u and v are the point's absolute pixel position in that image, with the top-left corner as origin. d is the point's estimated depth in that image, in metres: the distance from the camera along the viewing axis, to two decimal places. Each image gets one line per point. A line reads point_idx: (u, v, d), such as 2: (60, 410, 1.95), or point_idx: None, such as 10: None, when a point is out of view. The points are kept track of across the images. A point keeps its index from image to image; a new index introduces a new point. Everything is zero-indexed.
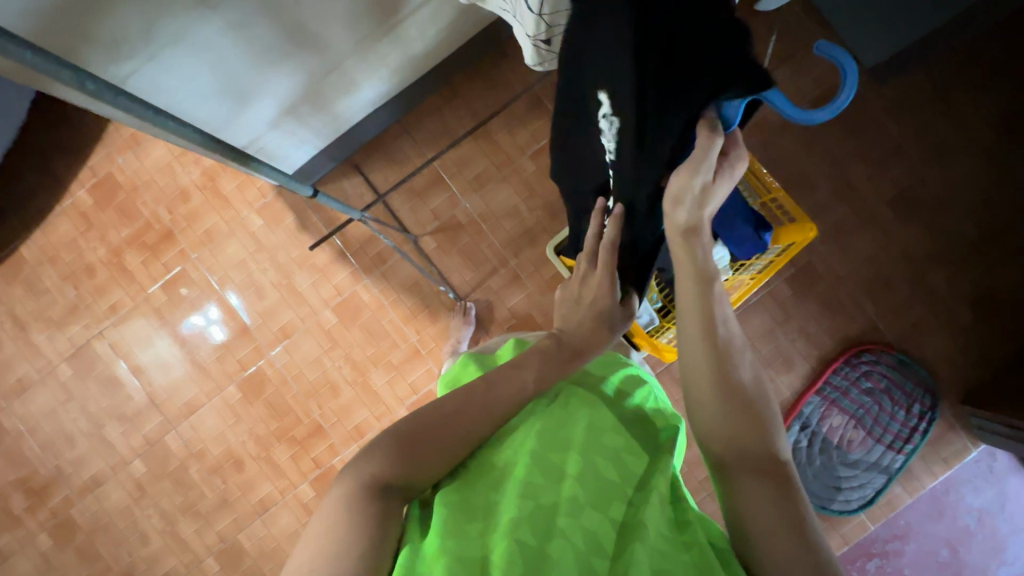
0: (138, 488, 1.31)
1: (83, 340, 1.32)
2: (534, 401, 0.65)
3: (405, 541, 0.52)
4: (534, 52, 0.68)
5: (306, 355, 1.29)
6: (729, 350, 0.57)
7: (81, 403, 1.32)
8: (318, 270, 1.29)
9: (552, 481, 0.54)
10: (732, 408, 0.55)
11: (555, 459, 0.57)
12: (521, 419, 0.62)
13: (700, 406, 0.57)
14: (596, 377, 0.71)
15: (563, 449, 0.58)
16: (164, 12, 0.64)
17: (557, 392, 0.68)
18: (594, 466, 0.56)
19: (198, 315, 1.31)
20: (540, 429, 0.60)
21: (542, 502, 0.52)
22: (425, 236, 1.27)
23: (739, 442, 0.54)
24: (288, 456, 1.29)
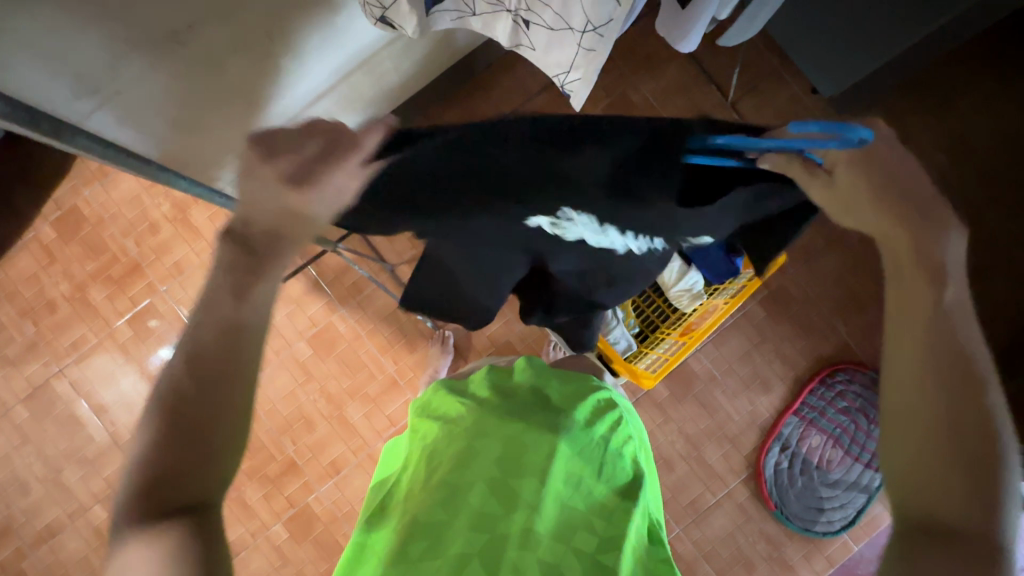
0: (97, 536, 1.23)
1: (42, 379, 1.26)
2: (499, 426, 0.66)
3: (353, 547, 0.61)
4: (511, 29, 0.65)
5: (279, 389, 1.25)
6: (968, 378, 0.46)
7: (37, 446, 1.25)
8: (292, 301, 1.26)
9: (512, 513, 0.57)
10: (950, 448, 0.46)
11: (514, 489, 0.59)
12: (485, 442, 0.64)
13: (904, 430, 0.48)
14: (568, 403, 0.71)
15: (522, 477, 0.60)
16: (133, 52, 0.64)
17: (523, 411, 0.68)
18: (554, 498, 0.59)
19: (166, 349, 1.26)
20: (502, 458, 0.61)
21: (496, 534, 0.55)
22: (402, 264, 1.26)
23: (938, 494, 0.46)
24: (260, 496, 1.24)
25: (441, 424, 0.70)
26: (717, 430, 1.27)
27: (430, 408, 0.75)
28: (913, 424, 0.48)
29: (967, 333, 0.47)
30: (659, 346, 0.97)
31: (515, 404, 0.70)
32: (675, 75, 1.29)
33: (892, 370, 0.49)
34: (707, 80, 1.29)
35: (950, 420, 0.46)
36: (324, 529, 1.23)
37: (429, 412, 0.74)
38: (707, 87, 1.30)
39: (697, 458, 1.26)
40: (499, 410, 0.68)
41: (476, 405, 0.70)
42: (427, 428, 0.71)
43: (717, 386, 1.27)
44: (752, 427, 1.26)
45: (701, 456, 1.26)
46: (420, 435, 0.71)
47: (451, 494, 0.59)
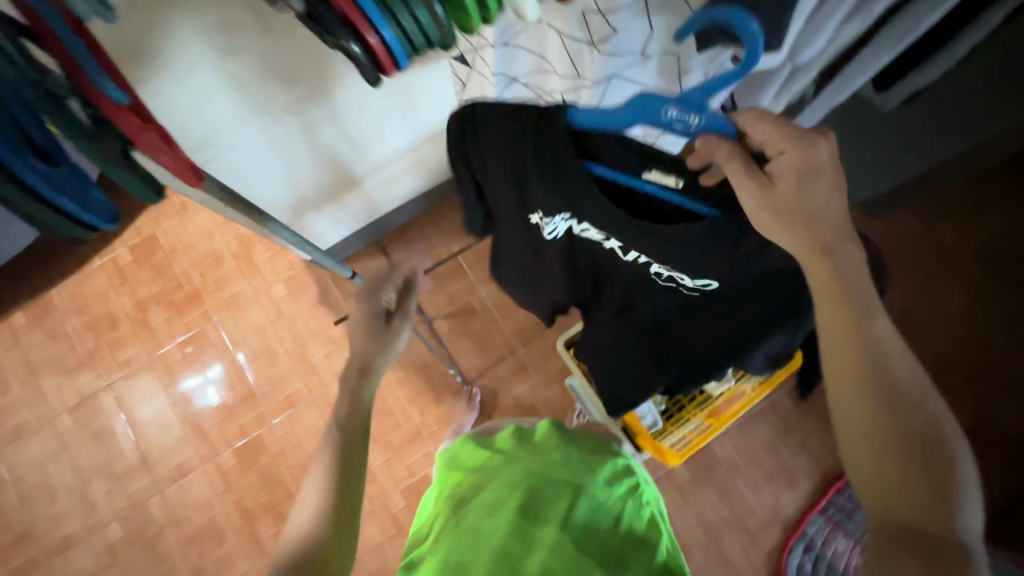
0: (109, 555, 1.25)
1: (90, 390, 1.33)
2: (522, 475, 0.68)
3: None
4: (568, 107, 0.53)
5: (307, 427, 1.29)
6: (886, 364, 0.45)
7: (72, 455, 1.30)
8: (333, 342, 1.33)
9: (531, 553, 0.58)
10: (892, 445, 0.43)
11: (535, 531, 0.61)
12: (509, 489, 0.66)
13: (851, 437, 0.46)
14: (588, 462, 0.73)
15: (543, 521, 0.62)
16: (249, 117, 0.75)
17: (547, 460, 0.72)
18: (571, 542, 0.60)
19: (197, 375, 1.33)
20: (525, 502, 0.64)
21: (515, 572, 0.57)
22: (439, 318, 1.33)
23: (899, 501, 0.43)
24: (271, 533, 1.24)
25: (470, 476, 0.73)
26: (737, 521, 1.23)
27: (457, 459, 0.79)
28: (856, 425, 0.46)
29: (873, 314, 0.46)
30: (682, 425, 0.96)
31: (539, 454, 0.73)
32: None
33: (829, 372, 0.48)
34: None
35: (906, 419, 0.44)
36: None
37: (457, 463, 0.78)
38: None
39: (715, 548, 1.22)
40: (524, 460, 0.72)
41: (502, 457, 0.75)
42: (457, 476, 0.75)
43: (739, 475, 1.25)
44: (774, 522, 1.23)
45: (720, 548, 1.22)
46: (448, 485, 0.75)
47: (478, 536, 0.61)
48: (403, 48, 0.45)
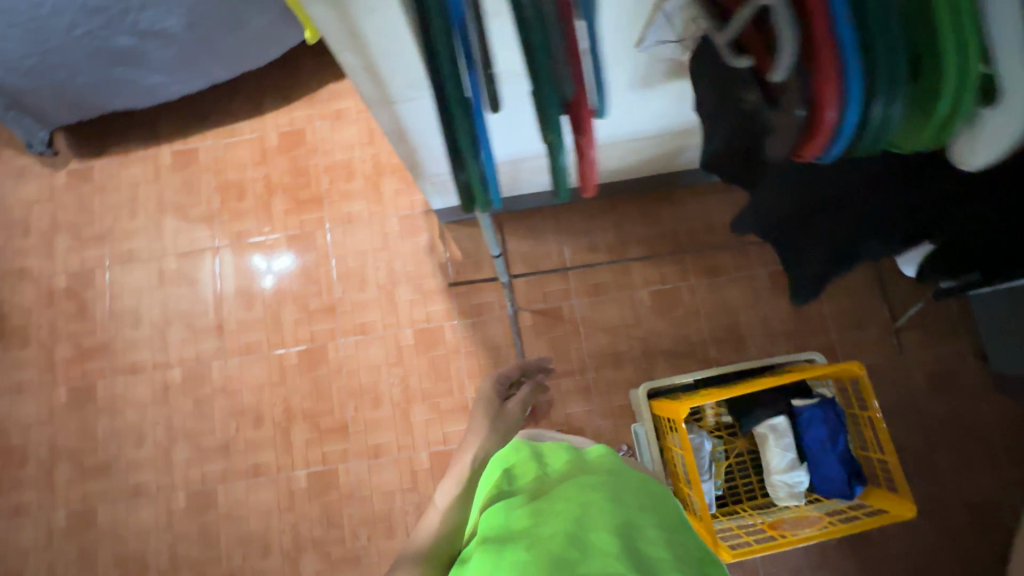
0: (163, 394, 1.34)
1: (200, 246, 1.42)
2: (571, 487, 0.60)
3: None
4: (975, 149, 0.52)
5: (370, 357, 1.34)
6: None
7: (165, 295, 1.40)
8: (421, 291, 1.36)
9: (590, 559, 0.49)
10: None
11: (590, 538, 0.51)
12: (561, 500, 0.58)
13: None
14: (640, 483, 0.64)
15: (600, 530, 0.52)
16: None
17: (605, 478, 0.63)
18: (634, 557, 0.50)
19: (263, 259, 1.41)
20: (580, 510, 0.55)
21: None
22: (526, 310, 1.33)
23: None
24: (303, 438, 1.30)
25: (516, 487, 0.66)
26: None
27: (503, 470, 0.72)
28: None
29: None
30: (733, 518, 0.95)
31: (591, 472, 0.64)
32: (854, 278, 1.30)
33: None
34: (883, 298, 1.29)
35: None
36: (336, 499, 1.27)
37: (503, 470, 0.71)
38: (878, 302, 1.29)
39: None
40: (578, 475, 0.63)
41: (555, 475, 0.67)
42: (503, 482, 0.68)
43: None
44: None
45: None
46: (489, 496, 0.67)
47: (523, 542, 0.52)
48: (854, 130, 0.47)
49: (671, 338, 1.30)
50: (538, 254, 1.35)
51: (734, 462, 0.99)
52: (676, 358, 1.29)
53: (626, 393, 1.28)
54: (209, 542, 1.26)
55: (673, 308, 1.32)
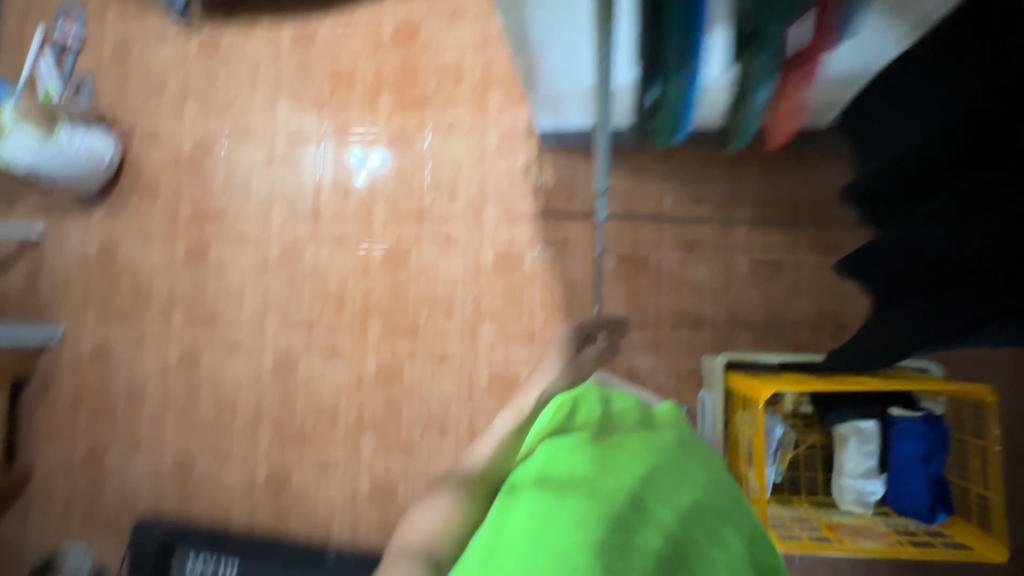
0: (262, 266, 1.46)
1: (308, 132, 1.47)
2: (635, 447, 0.59)
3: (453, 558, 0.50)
4: None
5: (449, 270, 1.36)
6: None
7: (273, 175, 1.48)
8: (508, 214, 1.33)
9: (645, 529, 0.49)
10: None
11: (649, 508, 0.51)
12: (625, 457, 0.57)
13: None
14: (705, 461, 0.63)
15: (658, 503, 0.52)
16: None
17: (671, 446, 0.61)
18: (688, 541, 0.50)
19: (359, 154, 1.43)
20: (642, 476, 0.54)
21: (632, 544, 0.47)
22: (612, 253, 1.28)
23: None
24: (377, 332, 1.39)
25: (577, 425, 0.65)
26: None
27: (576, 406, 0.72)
28: None
29: None
30: (785, 506, 0.91)
31: (659, 434, 0.63)
32: None
33: None
34: None
35: None
36: (399, 393, 1.36)
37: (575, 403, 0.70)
38: None
39: None
40: (644, 436, 0.62)
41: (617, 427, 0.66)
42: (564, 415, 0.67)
43: None
44: None
45: None
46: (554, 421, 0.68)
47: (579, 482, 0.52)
48: None
49: (762, 313, 1.20)
50: (637, 197, 1.27)
51: (804, 452, 0.93)
52: (762, 335, 1.20)
53: (697, 358, 1.23)
54: (287, 403, 1.42)
55: (772, 281, 1.20)
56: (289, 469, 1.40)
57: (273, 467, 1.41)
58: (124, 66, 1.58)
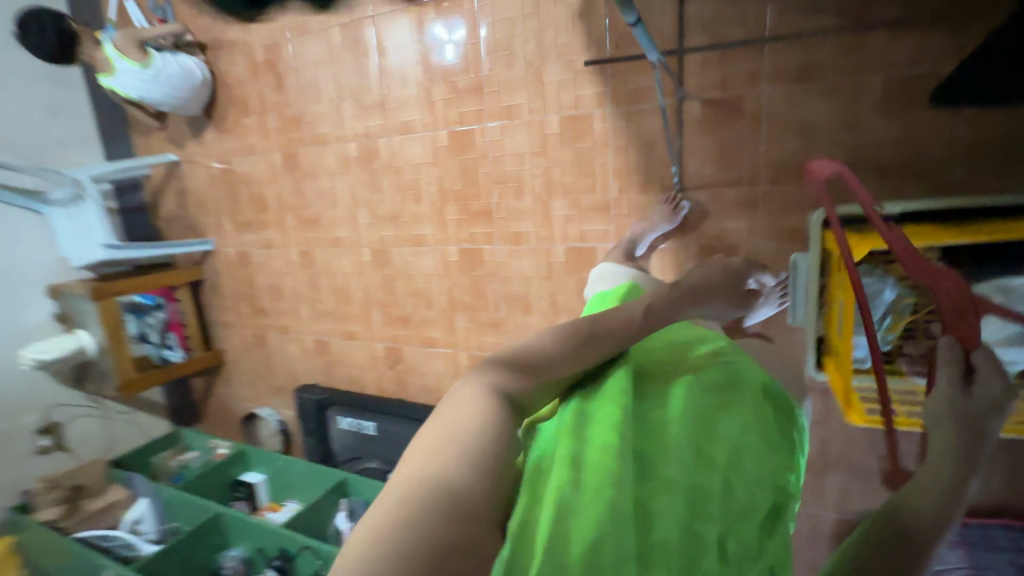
0: (345, 165, 1.53)
1: (359, 15, 1.40)
2: (695, 386, 0.62)
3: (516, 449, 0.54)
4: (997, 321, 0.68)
5: (515, 145, 1.28)
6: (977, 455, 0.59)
7: (337, 69, 1.47)
8: (571, 71, 1.18)
9: (709, 470, 0.54)
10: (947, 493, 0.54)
11: (710, 449, 0.56)
12: (688, 397, 0.60)
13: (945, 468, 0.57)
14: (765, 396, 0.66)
15: (717, 442, 0.57)
16: None
17: (735, 388, 0.64)
18: (744, 478, 0.55)
19: (411, 30, 1.34)
20: (704, 419, 0.59)
21: (696, 483, 0.52)
22: (695, 99, 1.08)
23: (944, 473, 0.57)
24: (454, 218, 1.41)
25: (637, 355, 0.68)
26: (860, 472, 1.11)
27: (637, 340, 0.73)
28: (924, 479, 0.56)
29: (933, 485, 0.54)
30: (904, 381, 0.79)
31: (723, 374, 0.66)
32: None
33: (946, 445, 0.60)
34: None
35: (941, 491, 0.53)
36: (482, 275, 1.41)
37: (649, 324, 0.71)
38: None
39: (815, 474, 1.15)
40: (704, 374, 0.65)
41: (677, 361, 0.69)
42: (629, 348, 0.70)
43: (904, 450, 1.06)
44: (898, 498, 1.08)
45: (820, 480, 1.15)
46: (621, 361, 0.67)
47: (651, 470, 0.53)
48: None
49: (897, 150, 0.94)
50: (727, 19, 1.02)
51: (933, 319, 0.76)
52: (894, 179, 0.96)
53: (803, 215, 1.04)
54: (389, 290, 1.56)
55: (918, 104, 0.92)
56: (400, 345, 1.59)
57: (388, 344, 1.61)
58: None
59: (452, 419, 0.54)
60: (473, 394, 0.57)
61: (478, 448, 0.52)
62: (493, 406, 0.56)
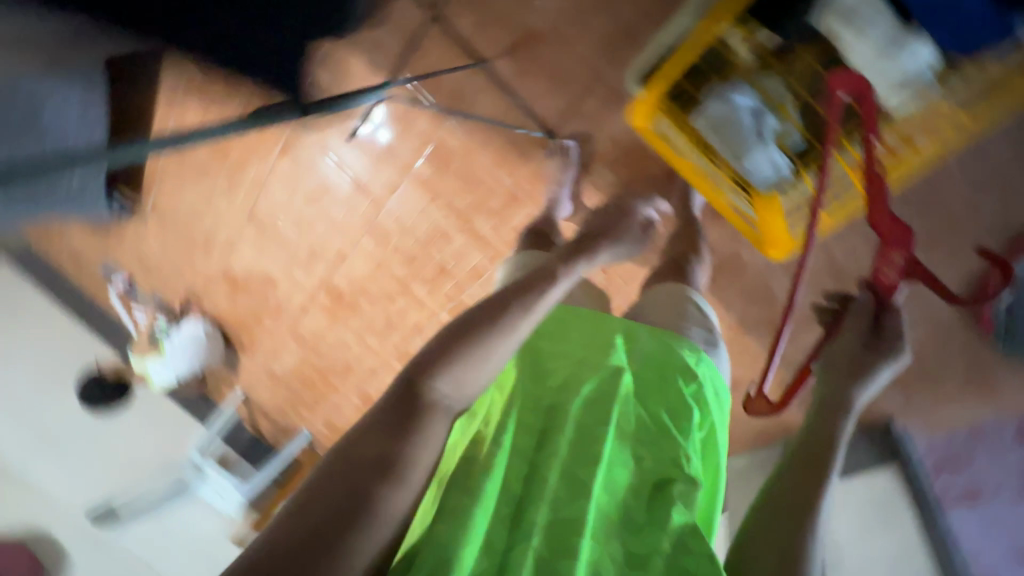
0: (331, 314, 1.66)
1: (252, 205, 1.55)
2: (588, 391, 0.61)
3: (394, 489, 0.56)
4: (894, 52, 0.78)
5: (414, 205, 1.32)
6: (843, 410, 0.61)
7: (269, 253, 1.62)
8: (402, 117, 1.22)
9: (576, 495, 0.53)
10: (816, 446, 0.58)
11: (581, 469, 0.55)
12: (573, 415, 0.59)
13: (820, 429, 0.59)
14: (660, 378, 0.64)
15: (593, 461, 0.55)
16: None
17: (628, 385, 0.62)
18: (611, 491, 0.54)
19: (287, 187, 1.45)
20: (583, 437, 0.57)
21: (561, 515, 0.52)
22: (499, 57, 1.05)
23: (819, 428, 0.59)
24: (426, 293, 1.46)
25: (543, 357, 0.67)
26: None
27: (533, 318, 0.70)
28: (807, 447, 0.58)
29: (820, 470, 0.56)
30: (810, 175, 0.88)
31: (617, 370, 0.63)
32: None
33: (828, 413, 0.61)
34: None
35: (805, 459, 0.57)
36: None
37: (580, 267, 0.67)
38: None
39: None
40: (598, 378, 0.63)
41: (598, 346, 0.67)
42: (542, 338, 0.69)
43: None
44: None
45: None
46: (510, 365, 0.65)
47: (522, 519, 0.53)
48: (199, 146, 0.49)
49: None
50: None
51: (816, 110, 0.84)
52: None
53: None
54: None
55: None
56: None
57: None
58: (150, 269, 1.90)
59: (379, 429, 0.50)
60: (405, 402, 0.52)
61: (398, 476, 0.48)
62: (424, 429, 0.52)
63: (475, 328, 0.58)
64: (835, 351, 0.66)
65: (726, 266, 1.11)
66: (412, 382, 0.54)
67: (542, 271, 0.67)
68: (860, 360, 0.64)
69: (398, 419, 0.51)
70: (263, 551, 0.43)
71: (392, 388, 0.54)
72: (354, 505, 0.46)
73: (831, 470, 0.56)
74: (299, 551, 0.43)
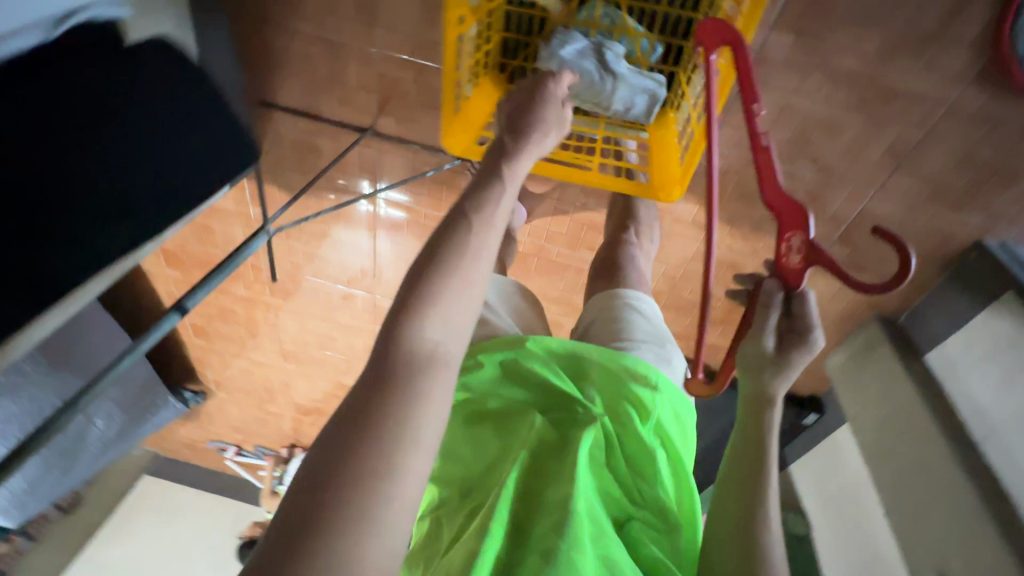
0: None
1: (278, 348, 1.64)
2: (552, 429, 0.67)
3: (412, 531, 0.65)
4: None
5: (395, 276, 1.35)
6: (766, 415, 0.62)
7: (319, 377, 1.72)
8: (342, 212, 1.25)
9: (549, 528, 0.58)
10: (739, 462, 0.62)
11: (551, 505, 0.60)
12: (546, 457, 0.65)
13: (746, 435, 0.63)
14: (621, 398, 0.68)
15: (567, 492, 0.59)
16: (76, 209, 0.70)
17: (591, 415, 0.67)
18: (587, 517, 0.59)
19: (294, 319, 1.53)
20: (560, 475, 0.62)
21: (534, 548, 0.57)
22: (378, 119, 1.02)
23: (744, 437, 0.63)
24: None
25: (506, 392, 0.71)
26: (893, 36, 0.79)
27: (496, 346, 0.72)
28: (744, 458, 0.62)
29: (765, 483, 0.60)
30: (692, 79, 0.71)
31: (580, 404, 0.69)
32: None
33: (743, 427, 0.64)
34: None
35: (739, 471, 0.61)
36: None
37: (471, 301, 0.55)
38: None
39: (869, 93, 0.85)
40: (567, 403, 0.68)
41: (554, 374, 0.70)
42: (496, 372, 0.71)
43: None
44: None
45: (878, 88, 0.84)
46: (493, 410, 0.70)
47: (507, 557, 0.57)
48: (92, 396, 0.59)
49: None
50: (306, 69, 0.98)
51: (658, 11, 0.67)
52: None
53: None
54: None
55: None
56: None
57: None
58: (242, 436, 2.08)
59: (375, 392, 0.48)
60: (395, 360, 0.49)
61: (392, 452, 0.46)
62: (421, 384, 0.49)
63: (446, 267, 0.53)
64: (748, 356, 0.62)
65: (698, 182, 1.00)
66: (395, 343, 0.50)
67: (494, 165, 0.60)
68: (775, 354, 0.61)
69: (390, 378, 0.49)
70: (278, 527, 0.44)
71: (379, 342, 0.51)
72: (358, 472, 0.45)
73: (770, 463, 0.61)
74: (307, 526, 0.43)
